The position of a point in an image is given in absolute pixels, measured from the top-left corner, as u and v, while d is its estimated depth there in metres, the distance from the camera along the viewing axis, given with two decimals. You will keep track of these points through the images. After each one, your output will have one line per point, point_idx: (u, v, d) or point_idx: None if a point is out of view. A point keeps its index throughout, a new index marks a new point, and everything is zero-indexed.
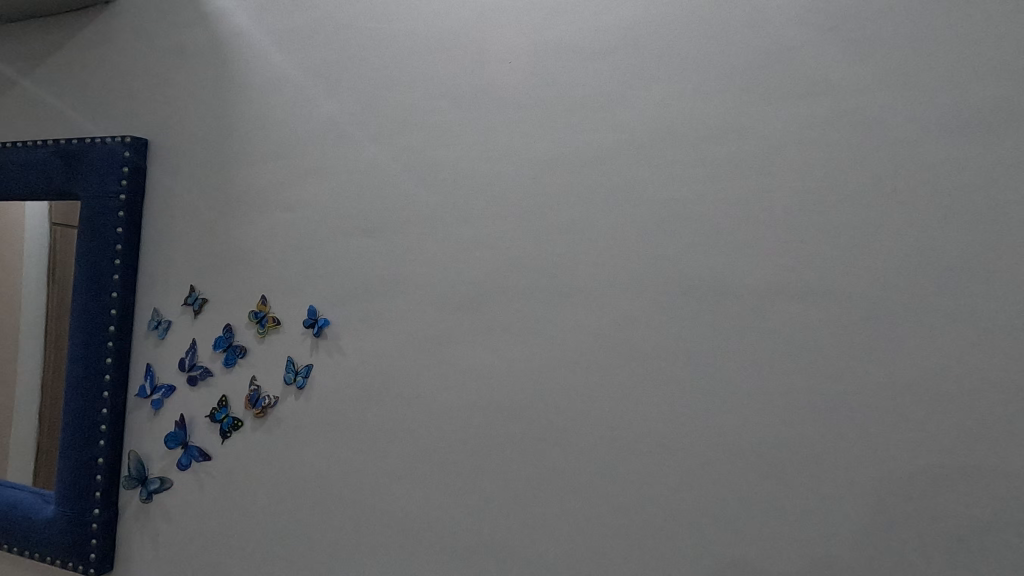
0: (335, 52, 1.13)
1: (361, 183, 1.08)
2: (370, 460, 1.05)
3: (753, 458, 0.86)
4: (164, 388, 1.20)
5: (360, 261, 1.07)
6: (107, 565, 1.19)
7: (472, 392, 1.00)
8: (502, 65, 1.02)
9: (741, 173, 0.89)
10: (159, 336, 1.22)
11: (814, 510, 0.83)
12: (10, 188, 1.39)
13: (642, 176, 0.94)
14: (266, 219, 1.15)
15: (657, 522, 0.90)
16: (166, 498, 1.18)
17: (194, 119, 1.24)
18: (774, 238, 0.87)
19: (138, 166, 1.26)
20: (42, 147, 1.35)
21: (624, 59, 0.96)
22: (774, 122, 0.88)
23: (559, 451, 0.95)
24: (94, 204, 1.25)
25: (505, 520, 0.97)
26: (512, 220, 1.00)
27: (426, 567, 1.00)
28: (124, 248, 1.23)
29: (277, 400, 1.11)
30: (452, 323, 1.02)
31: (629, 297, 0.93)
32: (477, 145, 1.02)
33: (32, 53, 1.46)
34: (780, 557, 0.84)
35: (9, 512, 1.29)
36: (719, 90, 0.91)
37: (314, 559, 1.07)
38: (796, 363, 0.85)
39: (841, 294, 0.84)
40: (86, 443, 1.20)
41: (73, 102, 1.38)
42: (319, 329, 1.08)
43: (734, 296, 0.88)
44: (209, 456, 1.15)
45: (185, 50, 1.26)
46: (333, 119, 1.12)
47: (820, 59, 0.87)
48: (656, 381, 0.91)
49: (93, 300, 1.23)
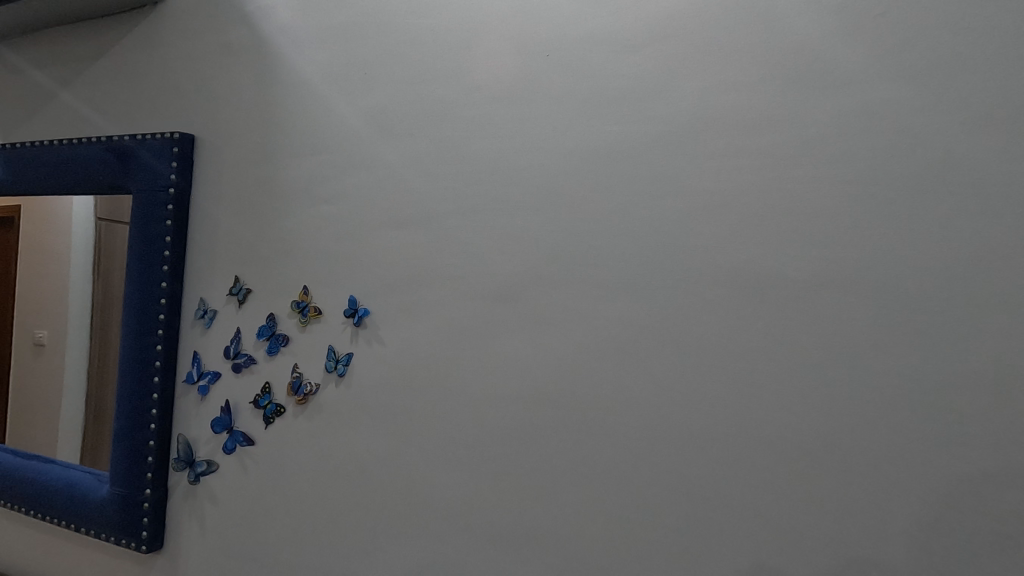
0: (373, 49, 1.15)
1: (400, 176, 1.11)
2: (408, 447, 1.07)
3: (795, 450, 0.85)
4: (211, 374, 1.25)
5: (399, 253, 1.10)
6: (157, 544, 1.25)
7: (510, 382, 1.01)
8: (538, 58, 1.03)
9: (782, 162, 0.88)
10: (205, 325, 1.27)
11: (857, 506, 0.82)
12: (63, 183, 1.46)
13: (679, 166, 0.94)
14: (307, 213, 1.18)
15: (696, 514, 0.90)
16: (212, 480, 1.22)
17: (238, 115, 1.28)
18: (817, 228, 0.86)
19: (185, 160, 1.30)
20: (95, 143, 1.41)
21: (661, 51, 0.96)
22: (817, 111, 0.87)
23: (595, 441, 0.96)
24: (146, 198, 1.30)
25: (541, 508, 0.98)
26: (549, 213, 1.01)
27: (462, 552, 1.03)
28: (173, 240, 1.28)
29: (319, 387, 1.14)
30: (489, 313, 1.03)
31: (667, 287, 0.93)
32: (514, 138, 1.04)
33: (83, 54, 1.52)
34: (824, 552, 0.83)
35: (66, 491, 1.35)
36: (759, 80, 0.90)
37: (354, 543, 1.10)
38: (840, 353, 0.84)
39: (888, 285, 0.82)
40: (138, 426, 1.26)
41: (121, 100, 1.44)
42: (358, 318, 1.11)
43: (775, 287, 0.88)
44: (252, 441, 1.19)
45: (229, 49, 1.30)
46: (370, 113, 1.14)
47: (866, 47, 0.85)
48: (694, 372, 0.91)
49: (145, 290, 1.28)
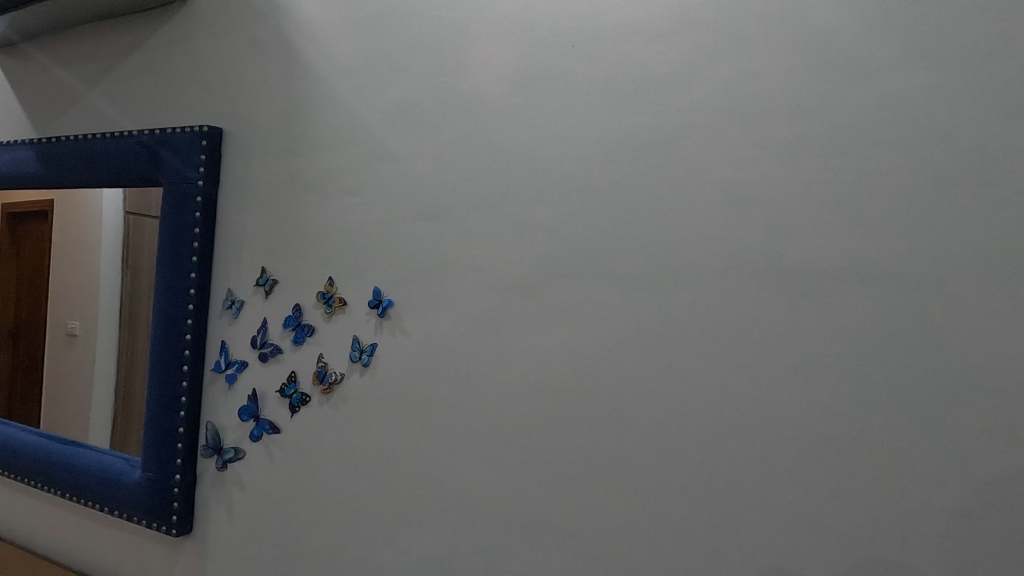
0: (398, 41, 1.16)
1: (424, 169, 1.11)
2: (432, 437, 1.08)
3: (824, 444, 0.84)
4: (238, 363, 1.27)
5: (423, 244, 1.11)
6: (186, 527, 1.28)
7: (533, 373, 1.02)
8: (562, 49, 1.03)
9: (814, 151, 0.86)
10: (233, 315, 1.29)
11: (889, 503, 0.80)
12: (95, 176, 1.49)
13: (708, 157, 0.92)
14: (333, 205, 1.19)
15: (721, 507, 0.89)
16: (239, 467, 1.25)
17: (264, 109, 1.29)
18: (851, 219, 0.84)
19: (213, 153, 1.33)
20: (126, 137, 1.44)
21: (690, 40, 0.94)
22: (851, 99, 0.85)
23: (619, 433, 0.96)
24: (176, 191, 1.33)
25: (563, 499, 0.99)
26: (575, 204, 1.00)
27: (485, 542, 1.03)
28: (202, 231, 1.31)
29: (343, 377, 1.16)
30: (513, 306, 1.04)
31: (694, 278, 0.92)
32: (539, 129, 1.03)
33: (113, 50, 1.55)
34: (854, 549, 0.82)
35: (99, 475, 1.39)
36: (792, 69, 0.88)
37: (378, 530, 1.11)
38: (873, 347, 0.82)
39: (924, 278, 0.80)
40: (169, 413, 1.29)
41: (151, 96, 1.47)
42: (383, 309, 1.12)
43: (805, 280, 0.86)
44: (278, 429, 1.21)
45: (255, 44, 1.32)
46: (396, 105, 1.15)
47: (902, 33, 0.83)
48: (721, 365, 0.90)
49: (175, 281, 1.31)
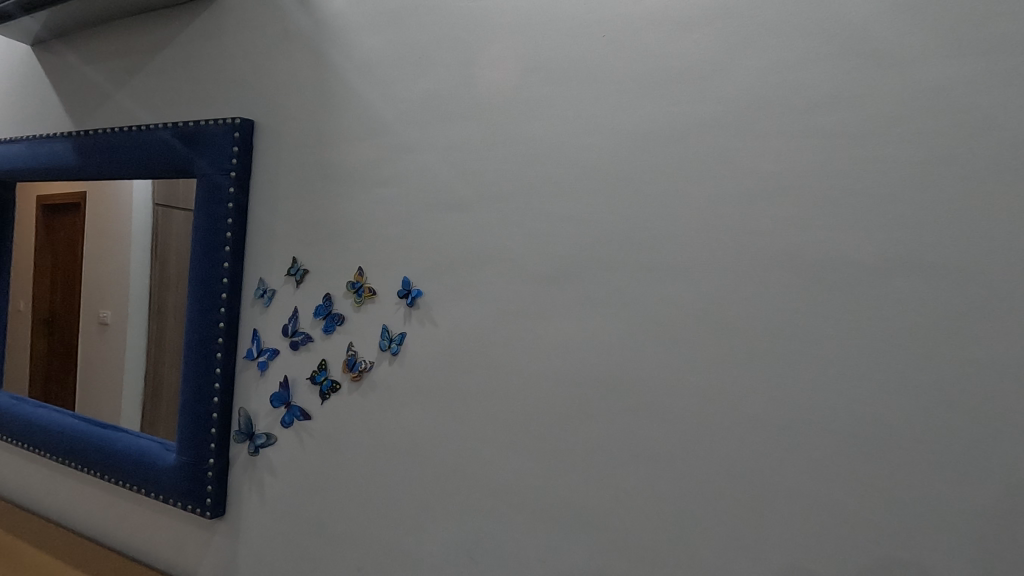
0: (427, 33, 1.17)
1: (454, 159, 1.12)
2: (460, 425, 1.09)
3: (860, 438, 0.83)
4: (270, 351, 1.30)
5: (452, 235, 1.12)
6: (220, 510, 1.31)
7: (561, 363, 1.02)
8: (593, 38, 1.02)
9: (852, 140, 0.85)
10: (264, 304, 1.32)
11: (925, 497, 0.79)
12: (129, 168, 1.52)
13: (741, 147, 0.91)
14: (363, 196, 1.21)
15: (751, 500, 0.89)
16: (271, 453, 1.28)
17: (295, 101, 1.31)
18: (889, 209, 0.83)
19: (245, 145, 1.35)
20: (160, 129, 1.47)
21: (723, 28, 0.93)
22: (892, 87, 0.83)
23: (648, 423, 0.96)
24: (210, 182, 1.36)
25: (591, 488, 0.99)
26: (604, 196, 1.00)
27: (512, 528, 1.05)
28: (235, 222, 1.33)
29: (373, 365, 1.17)
30: (541, 296, 1.04)
31: (726, 269, 0.92)
32: (569, 120, 1.03)
33: (146, 45, 1.58)
34: (888, 543, 0.81)
35: (135, 458, 1.44)
36: (830, 56, 0.87)
37: (406, 516, 1.13)
38: (912, 339, 0.81)
39: (964, 270, 0.79)
40: (203, 398, 1.33)
41: (183, 89, 1.50)
42: (412, 299, 1.14)
43: (842, 271, 0.85)
44: (309, 415, 1.24)
45: (286, 37, 1.34)
46: (426, 96, 1.16)
47: (946, 18, 0.81)
48: (752, 357, 0.89)
49: (209, 270, 1.34)
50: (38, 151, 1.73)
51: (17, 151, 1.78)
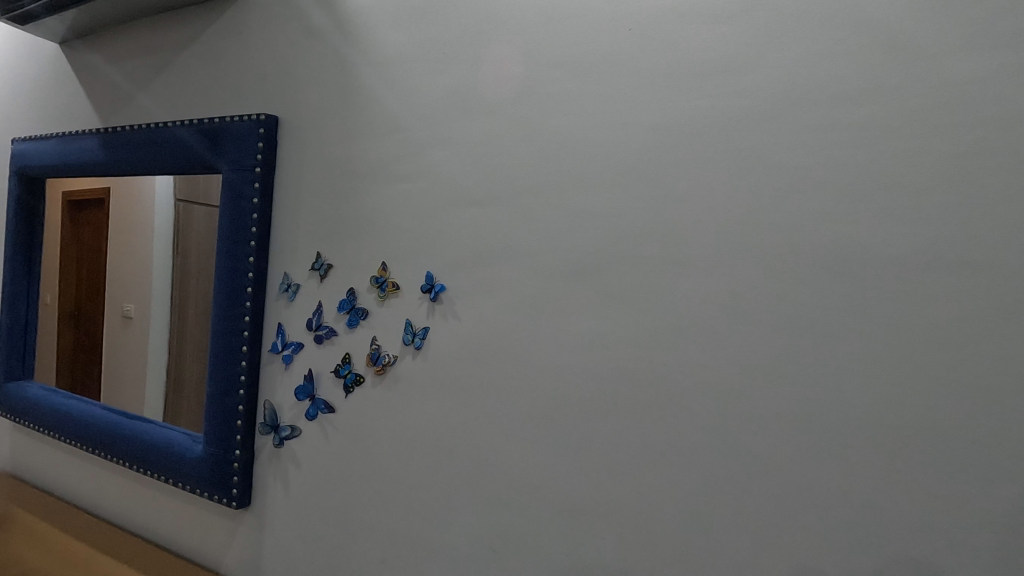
0: (451, 28, 1.17)
1: (477, 154, 1.12)
2: (483, 419, 1.10)
3: (891, 436, 0.82)
4: (294, 344, 1.32)
5: (475, 231, 1.12)
6: (246, 501, 1.34)
7: (585, 358, 1.02)
8: (619, 31, 1.02)
9: (885, 134, 0.83)
10: (289, 298, 1.33)
11: (957, 497, 0.78)
12: (155, 164, 1.55)
13: (770, 141, 0.90)
14: (386, 191, 1.22)
15: (780, 498, 0.88)
16: (295, 445, 1.30)
17: (319, 96, 1.32)
18: (924, 204, 0.81)
19: (270, 141, 1.36)
20: (185, 126, 1.48)
21: (752, 20, 0.92)
22: (928, 79, 0.81)
23: (672, 419, 0.96)
24: (235, 178, 1.38)
25: (615, 483, 0.99)
26: (629, 191, 1.00)
27: (534, 521, 1.05)
28: (260, 217, 1.35)
29: (397, 359, 1.19)
30: (565, 291, 1.04)
31: (753, 265, 0.91)
32: (594, 115, 1.03)
33: (171, 42, 1.60)
34: (919, 542, 0.80)
35: (163, 449, 1.46)
36: (863, 48, 0.85)
37: (429, 508, 1.15)
38: (946, 336, 0.80)
39: (1000, 266, 0.77)
40: (229, 390, 1.35)
41: (208, 86, 1.51)
42: (435, 294, 1.14)
43: (875, 266, 0.83)
44: (333, 408, 1.25)
45: (310, 33, 1.35)
46: (449, 91, 1.16)
47: (984, 8, 0.79)
48: (780, 353, 0.89)
49: (235, 264, 1.36)
50: (67, 147, 1.76)
51: (46, 147, 1.81)
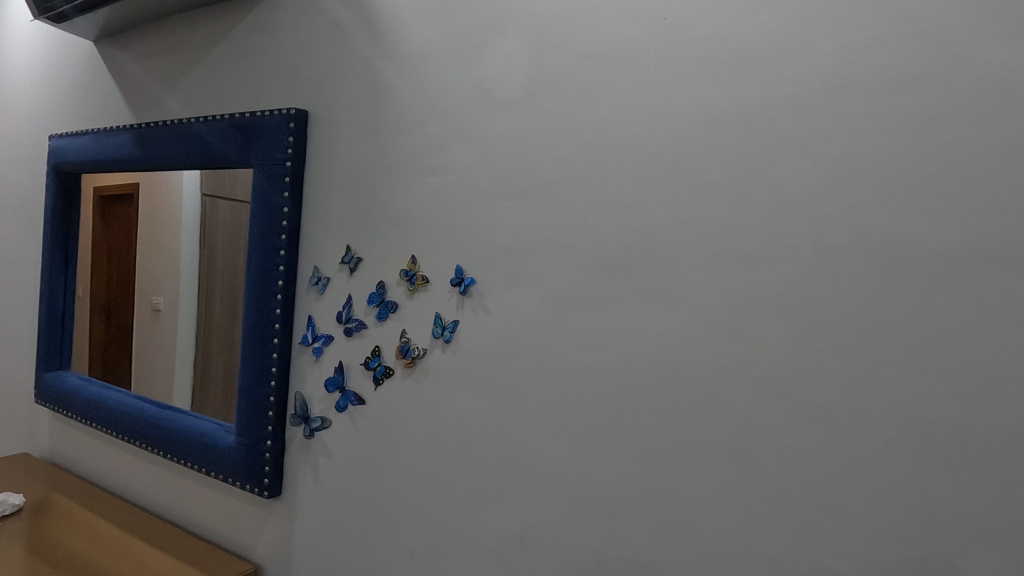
0: (481, 19, 1.16)
1: (507, 147, 1.12)
2: (512, 411, 1.10)
3: (937, 435, 0.79)
4: (324, 337, 1.33)
5: (505, 224, 1.12)
6: (276, 490, 1.36)
7: (616, 352, 1.02)
8: (653, 21, 1.00)
9: (934, 123, 0.80)
10: (319, 291, 1.35)
11: (1007, 499, 0.75)
12: (188, 159, 1.57)
13: (810, 131, 0.88)
14: (415, 185, 1.22)
15: (817, 495, 0.86)
16: (325, 436, 1.32)
17: (348, 90, 1.33)
18: (974, 196, 0.78)
19: (300, 135, 1.37)
20: (217, 121, 1.50)
21: (793, 7, 0.90)
22: (981, 65, 0.78)
23: (707, 414, 0.94)
24: (266, 172, 1.39)
25: (646, 478, 0.99)
26: (662, 183, 0.99)
27: (564, 514, 1.05)
28: (291, 211, 1.37)
29: (426, 352, 1.19)
30: (596, 285, 1.04)
31: (792, 258, 0.89)
32: (627, 105, 1.02)
33: (201, 38, 1.62)
34: (965, 544, 0.77)
35: (196, 438, 1.49)
36: (913, 34, 0.82)
37: (458, 499, 1.15)
38: (997, 333, 0.77)
39: None
40: (261, 382, 1.37)
41: (238, 81, 1.53)
42: (465, 287, 1.15)
43: (921, 260, 0.81)
44: (363, 400, 1.27)
45: (338, 27, 1.35)
46: (479, 84, 1.16)
47: None
48: (819, 349, 0.86)
49: (266, 258, 1.38)
50: (101, 143, 1.80)
51: (81, 143, 1.86)
